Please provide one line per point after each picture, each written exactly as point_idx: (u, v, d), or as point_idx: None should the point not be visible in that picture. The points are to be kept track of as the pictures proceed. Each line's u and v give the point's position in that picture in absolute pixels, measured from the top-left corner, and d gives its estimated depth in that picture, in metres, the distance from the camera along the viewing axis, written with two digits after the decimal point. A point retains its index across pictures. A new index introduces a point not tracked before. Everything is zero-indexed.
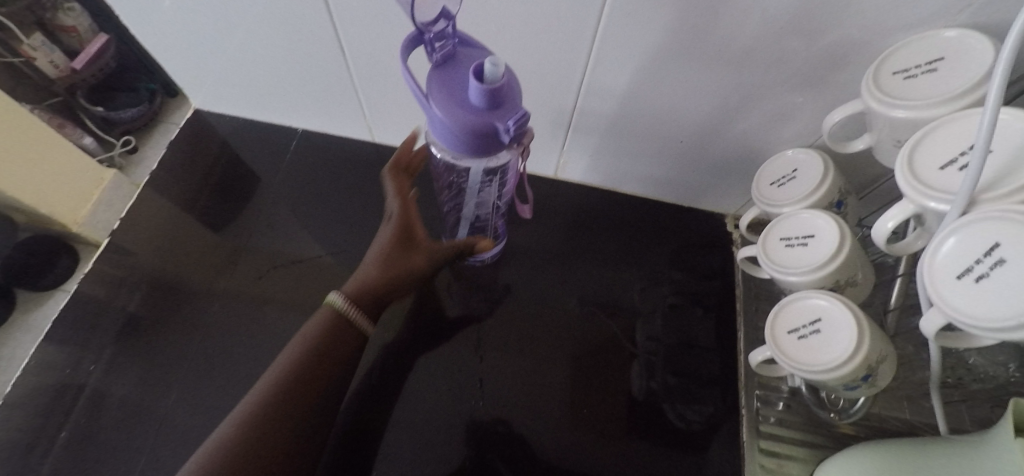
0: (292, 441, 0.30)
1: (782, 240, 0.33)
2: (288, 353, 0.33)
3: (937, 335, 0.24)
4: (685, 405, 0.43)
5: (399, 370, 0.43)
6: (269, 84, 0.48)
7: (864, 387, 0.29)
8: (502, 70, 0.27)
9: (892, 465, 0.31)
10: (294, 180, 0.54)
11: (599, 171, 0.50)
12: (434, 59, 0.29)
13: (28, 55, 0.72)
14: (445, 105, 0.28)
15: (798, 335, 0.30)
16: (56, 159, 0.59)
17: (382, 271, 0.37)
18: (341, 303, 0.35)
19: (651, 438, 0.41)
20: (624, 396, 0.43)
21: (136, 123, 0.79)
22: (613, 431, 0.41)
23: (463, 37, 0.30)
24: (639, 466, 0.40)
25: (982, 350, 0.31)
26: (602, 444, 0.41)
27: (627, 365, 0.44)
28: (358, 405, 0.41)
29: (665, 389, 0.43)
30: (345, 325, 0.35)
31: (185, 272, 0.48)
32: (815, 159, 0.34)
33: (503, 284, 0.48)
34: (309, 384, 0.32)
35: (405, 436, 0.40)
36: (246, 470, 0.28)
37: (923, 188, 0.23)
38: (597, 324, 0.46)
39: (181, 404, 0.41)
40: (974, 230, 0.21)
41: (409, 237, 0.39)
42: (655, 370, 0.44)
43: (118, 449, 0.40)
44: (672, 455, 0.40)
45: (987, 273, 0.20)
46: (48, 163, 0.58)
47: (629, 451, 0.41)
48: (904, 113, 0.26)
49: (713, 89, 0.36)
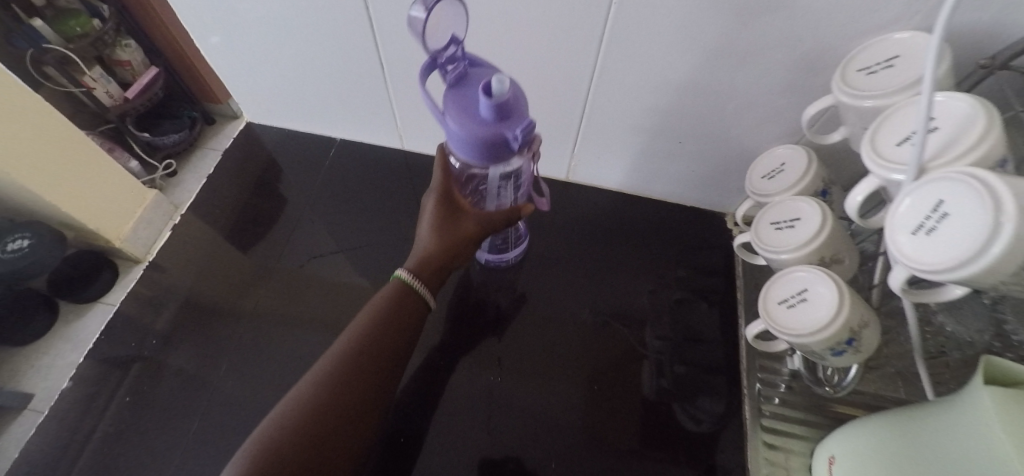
0: (337, 430, 0.33)
1: (771, 224, 0.37)
2: (328, 356, 0.36)
3: (906, 290, 0.27)
4: (693, 405, 0.45)
5: (434, 380, 0.46)
6: (313, 99, 0.55)
7: (850, 351, 0.32)
8: (508, 86, 0.31)
9: (883, 430, 0.34)
10: (331, 183, 0.60)
11: (608, 172, 0.55)
12: (449, 81, 0.35)
13: (90, 86, 0.87)
14: (459, 119, 0.33)
15: (787, 304, 0.33)
16: (101, 179, 0.67)
17: (439, 242, 0.42)
18: (406, 276, 0.41)
19: (667, 441, 0.43)
20: (637, 396, 0.45)
21: (178, 147, 0.91)
22: (632, 445, 0.43)
23: (474, 60, 0.36)
24: (657, 467, 0.42)
25: (958, 318, 0.35)
26: (621, 447, 0.43)
27: (639, 367, 0.47)
28: (399, 413, 0.44)
29: (676, 389, 0.46)
30: (412, 294, 0.40)
31: (237, 262, 0.55)
32: (799, 153, 0.39)
33: (522, 284, 0.53)
34: (348, 380, 0.35)
35: (440, 439, 0.43)
36: (293, 456, 0.31)
37: (883, 161, 0.27)
38: (609, 329, 0.49)
39: (230, 375, 0.48)
40: (925, 190, 0.24)
41: (454, 209, 0.43)
42: (664, 367, 0.47)
43: (176, 409, 0.46)
44: (686, 456, 0.42)
45: (934, 227, 0.24)
46: (123, 185, 0.69)
47: (647, 453, 0.43)
48: (871, 103, 0.30)
49: (707, 90, 0.41)
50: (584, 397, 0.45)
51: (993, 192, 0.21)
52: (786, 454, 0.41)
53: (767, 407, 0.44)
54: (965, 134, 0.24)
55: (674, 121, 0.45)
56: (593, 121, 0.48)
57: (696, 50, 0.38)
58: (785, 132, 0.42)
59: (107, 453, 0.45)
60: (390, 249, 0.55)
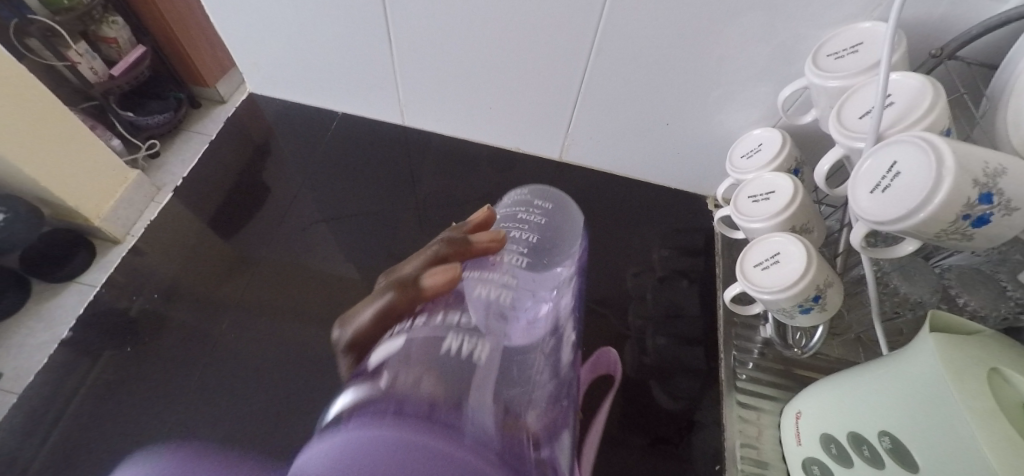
0: None
1: (748, 197, 0.41)
2: None
3: (865, 246, 0.31)
4: (672, 382, 0.47)
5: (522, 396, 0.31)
6: (321, 71, 0.57)
7: (816, 309, 0.35)
8: None
9: (840, 384, 0.37)
10: (332, 153, 0.62)
11: (597, 153, 0.58)
12: None
13: (74, 60, 0.93)
14: None
15: (762, 266, 0.36)
16: (98, 164, 0.84)
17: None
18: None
19: (652, 423, 0.45)
20: (624, 377, 0.47)
21: (160, 128, 1.03)
22: (616, 434, 0.44)
23: None
24: (644, 451, 0.43)
25: (908, 277, 0.39)
26: (611, 435, 0.43)
27: (623, 346, 0.49)
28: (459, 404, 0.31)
29: (656, 368, 0.48)
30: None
31: (236, 225, 0.56)
32: (774, 134, 0.42)
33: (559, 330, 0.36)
34: None
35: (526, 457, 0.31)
36: None
37: (848, 134, 0.31)
38: (602, 310, 0.51)
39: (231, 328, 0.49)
40: (880, 153, 0.28)
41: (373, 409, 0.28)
42: (647, 346, 0.49)
43: (176, 360, 0.47)
44: (668, 439, 0.44)
45: (888, 185, 0.27)
46: (104, 169, 0.85)
47: (636, 444, 0.43)
48: (837, 83, 0.34)
49: (693, 78, 0.44)
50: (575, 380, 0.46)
51: (936, 152, 0.24)
52: (758, 413, 0.45)
53: (742, 371, 0.47)
54: (915, 107, 0.28)
55: (666, 105, 0.48)
56: (587, 104, 0.51)
57: (692, 42, 0.41)
58: (762, 117, 0.46)
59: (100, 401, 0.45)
60: (388, 218, 0.57)
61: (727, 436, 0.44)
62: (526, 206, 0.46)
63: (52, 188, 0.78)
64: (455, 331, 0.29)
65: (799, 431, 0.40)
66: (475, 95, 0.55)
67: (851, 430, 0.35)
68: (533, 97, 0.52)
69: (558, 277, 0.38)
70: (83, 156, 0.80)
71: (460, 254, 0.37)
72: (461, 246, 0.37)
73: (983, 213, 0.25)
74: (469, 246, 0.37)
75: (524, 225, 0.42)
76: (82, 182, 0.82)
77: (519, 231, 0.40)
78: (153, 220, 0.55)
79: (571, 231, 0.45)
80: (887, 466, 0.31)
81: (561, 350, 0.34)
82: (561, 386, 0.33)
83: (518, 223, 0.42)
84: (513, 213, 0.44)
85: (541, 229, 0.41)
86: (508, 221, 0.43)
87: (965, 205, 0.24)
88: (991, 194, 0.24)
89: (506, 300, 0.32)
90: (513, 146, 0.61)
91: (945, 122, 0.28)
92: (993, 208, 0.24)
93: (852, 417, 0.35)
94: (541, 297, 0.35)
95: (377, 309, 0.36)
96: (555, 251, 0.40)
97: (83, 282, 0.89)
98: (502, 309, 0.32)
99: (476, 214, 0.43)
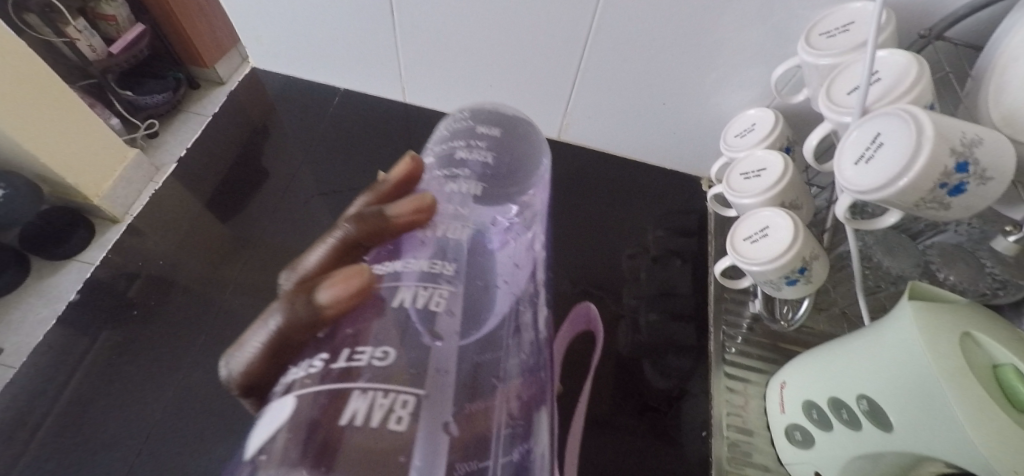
0: None
1: (740, 174, 0.42)
2: None
3: (848, 217, 0.33)
4: (663, 361, 0.48)
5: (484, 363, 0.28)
6: (323, 46, 0.58)
7: (802, 281, 0.37)
8: None
9: (823, 355, 0.39)
10: (334, 128, 0.63)
11: (595, 133, 0.59)
12: None
13: (73, 36, 0.93)
14: None
15: (751, 240, 0.38)
16: (100, 141, 0.83)
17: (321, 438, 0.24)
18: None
19: (642, 397, 0.46)
20: (615, 352, 0.48)
21: (159, 108, 1.02)
22: (607, 413, 0.45)
23: None
24: (633, 426, 0.44)
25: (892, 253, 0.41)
26: (604, 412, 0.45)
27: (616, 324, 0.50)
28: None
29: (648, 342, 0.50)
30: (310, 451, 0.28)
31: (240, 197, 0.57)
32: (767, 114, 0.44)
33: (519, 260, 0.36)
34: None
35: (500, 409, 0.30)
36: None
37: (837, 109, 0.32)
38: (594, 285, 0.53)
39: (235, 294, 0.51)
40: (865, 125, 0.29)
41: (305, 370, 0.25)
42: (640, 325, 0.50)
43: (182, 325, 0.49)
44: (658, 411, 0.45)
45: (871, 155, 0.28)
46: (104, 146, 0.84)
47: (626, 420, 0.45)
48: (829, 61, 0.35)
49: (688, 59, 0.45)
50: (579, 354, 0.48)
51: (918, 123, 0.25)
52: (745, 384, 0.47)
53: (731, 345, 0.49)
54: (900, 83, 0.29)
55: (662, 86, 0.49)
56: (585, 84, 0.52)
57: (691, 25, 0.42)
58: (757, 98, 0.47)
59: (110, 364, 0.47)
60: None
61: (714, 406, 0.46)
62: (466, 140, 0.42)
63: (54, 166, 0.77)
64: (364, 378, 0.21)
65: (783, 400, 0.42)
66: (475, 74, 0.56)
67: (831, 396, 0.36)
68: (531, 78, 0.53)
69: (509, 213, 0.37)
70: (83, 134, 0.80)
71: (376, 237, 0.31)
72: (375, 226, 0.31)
73: (960, 182, 0.26)
74: (387, 224, 0.31)
75: (465, 162, 0.39)
76: (83, 159, 0.81)
77: (461, 182, 0.37)
78: (158, 191, 0.56)
79: (518, 157, 0.43)
80: (864, 427, 0.33)
81: (515, 341, 0.30)
82: (530, 344, 0.32)
83: (457, 164, 0.39)
84: (452, 152, 0.41)
85: (483, 164, 0.39)
86: (446, 164, 0.40)
87: (942, 173, 0.25)
88: (968, 163, 0.25)
89: (434, 303, 0.26)
90: None
91: (928, 98, 0.29)
92: (969, 176, 0.26)
93: (832, 384, 0.36)
94: (501, 228, 0.35)
95: (264, 341, 0.25)
96: (513, 181, 0.40)
97: (82, 260, 0.89)
98: (432, 322, 0.25)
99: (396, 166, 0.37)
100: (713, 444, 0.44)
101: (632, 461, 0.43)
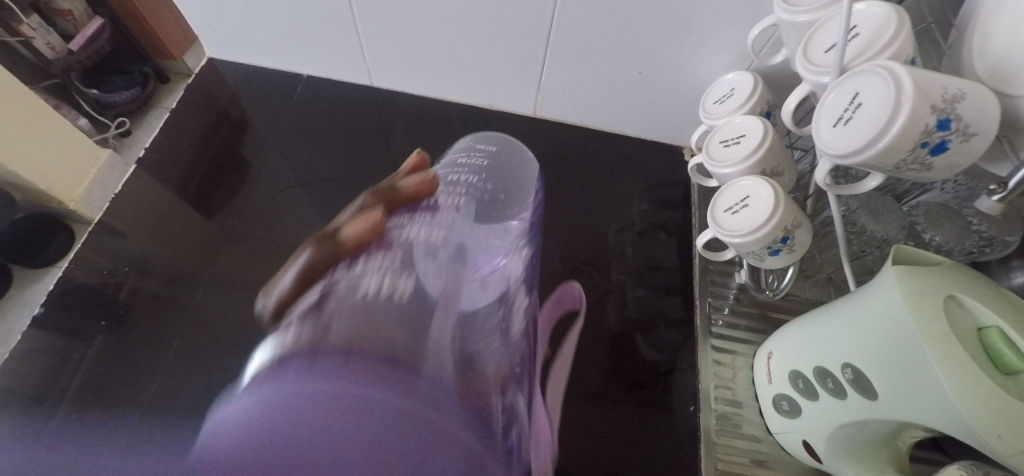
0: None
1: (720, 142, 0.40)
2: None
3: (829, 184, 0.31)
4: (653, 334, 0.48)
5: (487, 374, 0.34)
6: (279, 31, 0.55)
7: (785, 250, 0.36)
8: None
9: (811, 322, 0.38)
10: (300, 118, 0.60)
11: (571, 107, 0.58)
12: None
13: (26, 34, 0.87)
14: None
15: (732, 211, 0.36)
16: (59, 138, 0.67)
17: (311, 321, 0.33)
18: None
19: (632, 373, 0.46)
20: (604, 328, 0.48)
21: (129, 106, 0.93)
22: (601, 386, 0.45)
23: None
24: (623, 405, 0.44)
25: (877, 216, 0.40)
26: (594, 388, 0.45)
27: (605, 300, 0.50)
28: None
29: (637, 318, 0.49)
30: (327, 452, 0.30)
31: (208, 195, 0.55)
32: (747, 78, 0.42)
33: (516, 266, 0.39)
34: None
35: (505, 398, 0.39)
36: None
37: (814, 69, 0.31)
38: (578, 265, 0.52)
39: None
40: (844, 85, 0.27)
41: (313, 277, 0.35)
42: (627, 300, 0.50)
43: (145, 336, 0.45)
44: (647, 386, 0.45)
45: (850, 116, 0.26)
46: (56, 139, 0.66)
47: (616, 398, 0.44)
48: (805, 17, 0.33)
49: (659, 24, 0.43)
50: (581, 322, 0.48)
51: (897, 82, 0.24)
52: (733, 356, 0.46)
53: (717, 317, 0.48)
54: (878, 38, 0.28)
55: (635, 53, 0.47)
56: (557, 56, 0.50)
57: None
58: (734, 62, 0.45)
59: (76, 384, 0.43)
60: (362, 182, 0.56)
61: (702, 379, 0.45)
62: (468, 151, 0.48)
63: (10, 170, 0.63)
64: (376, 268, 0.31)
65: (770, 370, 0.42)
66: (441, 51, 0.53)
67: (816, 366, 0.36)
68: (500, 54, 0.51)
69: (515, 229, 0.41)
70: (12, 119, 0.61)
71: (389, 201, 0.40)
72: (387, 193, 0.41)
73: (941, 140, 0.24)
74: (398, 192, 0.41)
75: (465, 174, 0.43)
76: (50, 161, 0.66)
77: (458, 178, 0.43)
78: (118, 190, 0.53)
79: (515, 175, 0.48)
80: (848, 396, 0.32)
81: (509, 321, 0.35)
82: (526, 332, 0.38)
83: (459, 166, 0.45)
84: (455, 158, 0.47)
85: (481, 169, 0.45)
86: (449, 166, 0.46)
87: (923, 132, 0.24)
88: (950, 120, 0.24)
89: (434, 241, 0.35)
90: (486, 104, 0.60)
91: (910, 51, 0.27)
92: (951, 134, 0.24)
93: (816, 352, 0.36)
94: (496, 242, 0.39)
95: (299, 270, 0.37)
96: (513, 199, 0.44)
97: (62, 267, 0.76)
98: (431, 250, 0.34)
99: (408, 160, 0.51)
100: (702, 416, 0.44)
101: (623, 437, 0.42)
